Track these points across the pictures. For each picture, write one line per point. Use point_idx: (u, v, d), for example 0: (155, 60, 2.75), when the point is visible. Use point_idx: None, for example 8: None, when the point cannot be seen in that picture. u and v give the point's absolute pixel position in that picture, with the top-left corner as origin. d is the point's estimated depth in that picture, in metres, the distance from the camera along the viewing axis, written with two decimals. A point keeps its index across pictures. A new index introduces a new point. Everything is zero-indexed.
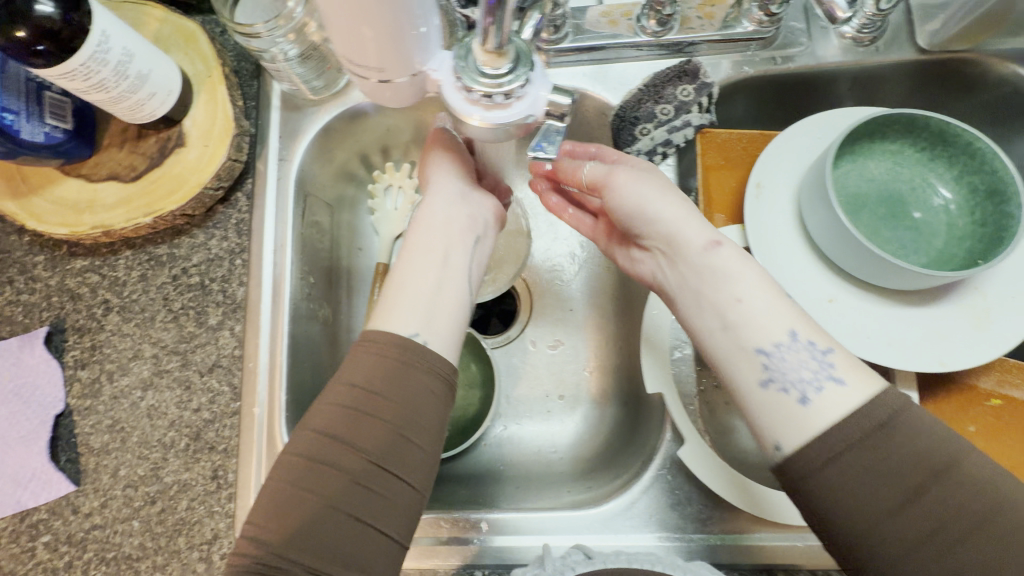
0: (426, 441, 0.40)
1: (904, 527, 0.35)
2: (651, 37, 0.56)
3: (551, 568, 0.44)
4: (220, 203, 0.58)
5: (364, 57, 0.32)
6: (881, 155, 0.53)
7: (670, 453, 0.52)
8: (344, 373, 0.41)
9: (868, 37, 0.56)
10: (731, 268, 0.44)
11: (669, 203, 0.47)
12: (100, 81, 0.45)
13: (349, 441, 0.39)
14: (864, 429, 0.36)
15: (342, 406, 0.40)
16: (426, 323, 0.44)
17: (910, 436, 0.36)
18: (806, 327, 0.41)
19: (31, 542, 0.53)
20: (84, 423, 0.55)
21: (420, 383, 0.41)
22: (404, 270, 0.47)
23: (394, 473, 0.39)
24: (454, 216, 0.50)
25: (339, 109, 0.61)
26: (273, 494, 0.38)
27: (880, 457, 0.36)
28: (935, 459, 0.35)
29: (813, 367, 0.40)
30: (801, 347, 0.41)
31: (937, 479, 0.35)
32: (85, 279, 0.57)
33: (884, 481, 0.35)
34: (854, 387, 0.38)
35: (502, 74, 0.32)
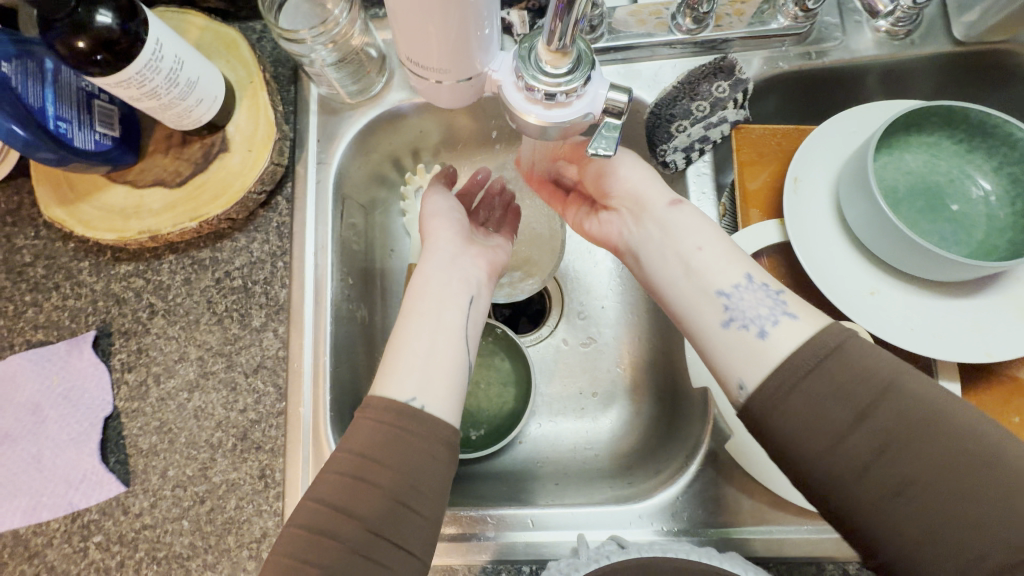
0: (429, 509, 0.39)
1: (859, 448, 0.35)
2: (686, 34, 0.57)
3: (584, 557, 0.46)
4: (261, 206, 0.59)
5: (428, 58, 0.33)
6: (918, 148, 0.53)
7: (713, 448, 0.52)
8: (346, 439, 0.41)
9: (903, 30, 0.56)
10: (690, 223, 0.48)
11: (639, 168, 0.52)
12: (153, 89, 0.46)
13: (348, 510, 0.38)
14: (815, 357, 0.38)
15: (344, 474, 0.39)
16: (422, 386, 0.43)
17: (853, 357, 0.37)
18: (760, 273, 0.45)
19: (83, 542, 0.54)
20: (132, 425, 0.56)
21: (417, 450, 0.40)
22: (403, 334, 0.47)
23: (397, 542, 0.38)
24: (447, 267, 0.51)
25: (375, 112, 0.61)
26: (279, 566, 0.37)
27: (826, 379, 0.37)
28: (878, 377, 0.36)
29: (768, 304, 0.42)
30: (756, 288, 0.43)
31: (882, 396, 0.36)
32: (130, 283, 0.58)
33: (833, 403, 0.36)
34: (807, 320, 0.41)
35: (564, 73, 0.32)
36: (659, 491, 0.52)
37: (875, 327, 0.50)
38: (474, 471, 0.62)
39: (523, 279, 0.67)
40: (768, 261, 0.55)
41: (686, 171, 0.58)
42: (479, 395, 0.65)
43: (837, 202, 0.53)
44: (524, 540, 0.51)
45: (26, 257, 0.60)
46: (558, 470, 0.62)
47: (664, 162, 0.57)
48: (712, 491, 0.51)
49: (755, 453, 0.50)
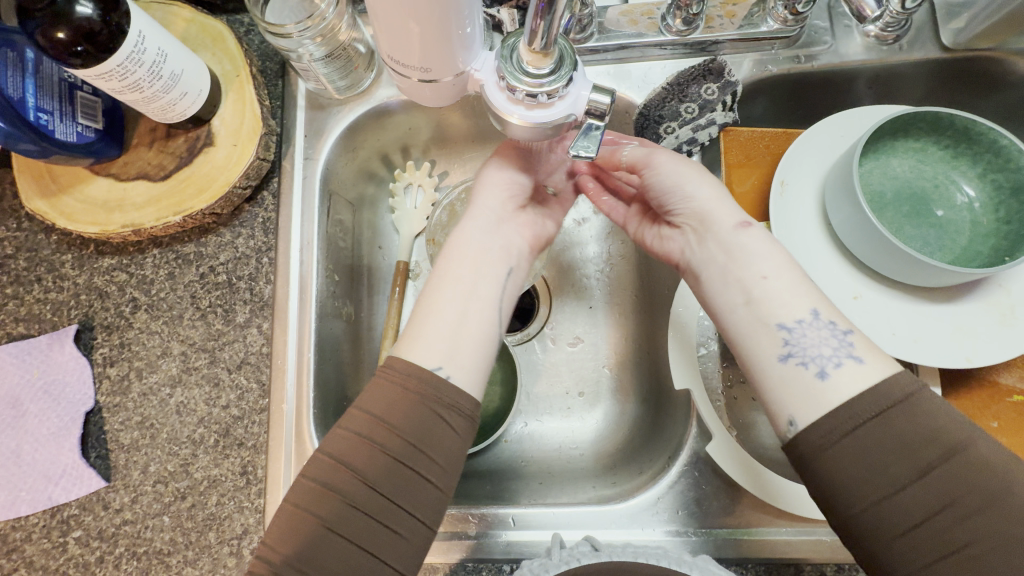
0: (439, 480, 0.40)
1: (913, 502, 0.36)
2: (676, 36, 0.56)
3: (556, 557, 0.46)
4: (246, 201, 0.58)
5: (409, 56, 0.33)
6: (904, 153, 0.53)
7: (695, 449, 0.52)
8: (362, 400, 0.41)
9: (892, 36, 0.56)
10: (758, 249, 0.46)
11: (711, 185, 0.49)
12: (136, 82, 0.45)
13: (355, 468, 0.39)
14: (886, 406, 0.38)
15: (358, 436, 0.40)
16: (450, 357, 0.43)
17: (923, 415, 0.37)
18: (828, 309, 0.44)
19: (63, 537, 0.53)
20: (113, 420, 0.55)
21: (437, 420, 0.40)
22: (433, 296, 0.47)
23: (405, 505, 0.39)
24: (487, 236, 0.50)
25: (363, 108, 0.61)
26: (289, 513, 0.39)
27: (893, 432, 0.37)
28: (948, 441, 0.36)
29: (834, 344, 0.42)
30: (823, 326, 0.43)
31: (948, 459, 0.36)
32: (113, 277, 0.58)
33: (897, 459, 0.36)
34: (874, 365, 0.40)
35: (546, 74, 0.32)
36: (641, 492, 0.52)
37: None
38: None
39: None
40: None
41: None
42: None
43: (823, 206, 0.53)
44: (506, 538, 0.51)
45: (7, 249, 0.59)
46: (543, 470, 0.62)
47: None
48: (694, 492, 0.51)
49: (736, 454, 0.51)
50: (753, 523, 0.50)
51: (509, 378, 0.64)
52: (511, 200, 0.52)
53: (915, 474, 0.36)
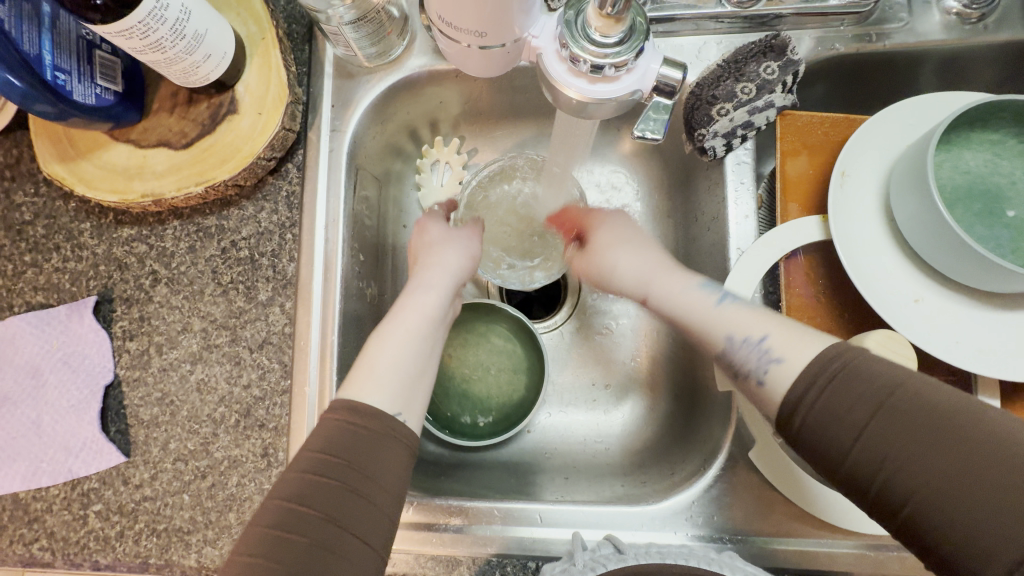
0: (391, 507, 0.39)
1: (867, 457, 0.32)
2: (736, 7, 0.51)
3: (580, 562, 0.44)
4: (270, 173, 0.56)
5: (462, 19, 0.30)
6: (979, 145, 0.49)
7: (733, 452, 0.50)
8: (307, 440, 0.40)
9: (976, 13, 0.51)
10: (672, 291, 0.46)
11: (627, 246, 0.51)
12: (157, 41, 0.42)
13: (312, 506, 0.37)
14: (817, 374, 0.35)
15: (311, 471, 0.38)
16: (407, 402, 0.44)
17: (860, 367, 0.34)
18: (742, 321, 0.42)
19: (83, 510, 0.53)
20: (133, 395, 0.54)
21: (386, 445, 0.41)
22: (377, 348, 0.47)
23: (361, 536, 0.37)
24: (441, 300, 0.51)
25: (393, 78, 0.58)
26: (239, 568, 0.35)
27: (831, 389, 0.34)
28: (887, 382, 0.33)
29: (754, 356, 0.40)
30: (739, 346, 0.41)
31: (894, 402, 0.32)
32: (133, 248, 0.56)
33: (838, 413, 0.33)
34: (792, 361, 0.37)
35: (613, 43, 0.28)
36: (675, 493, 0.50)
37: (918, 337, 0.47)
38: (480, 460, 0.60)
39: (543, 264, 0.62)
40: (804, 260, 0.52)
41: (724, 160, 0.53)
42: (489, 381, 0.62)
43: (885, 201, 0.50)
44: (531, 536, 0.50)
45: (26, 215, 0.57)
46: (567, 464, 0.60)
47: (702, 148, 0.53)
48: (729, 497, 0.49)
49: (779, 460, 0.48)
50: (791, 532, 0.48)
51: (535, 368, 0.62)
52: (464, 270, 0.55)
53: (861, 425, 0.33)
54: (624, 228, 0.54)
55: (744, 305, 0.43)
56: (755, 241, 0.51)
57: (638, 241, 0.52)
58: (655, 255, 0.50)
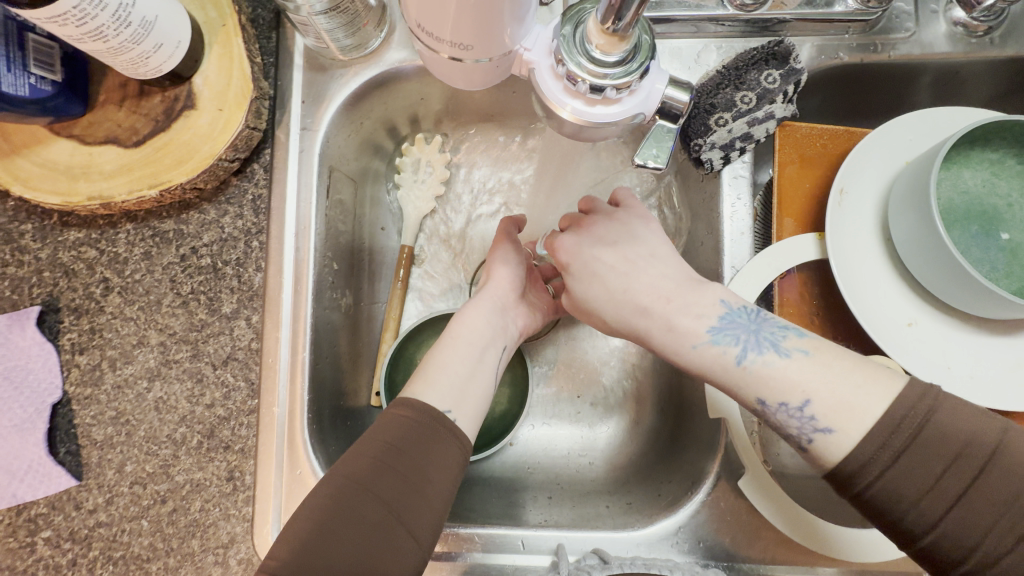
0: (438, 507, 0.38)
1: (965, 515, 0.33)
2: (738, 10, 0.48)
3: (565, 572, 0.45)
4: (233, 174, 0.51)
5: (443, 28, 0.26)
6: (978, 164, 0.47)
7: (723, 478, 0.49)
8: (372, 430, 0.40)
9: (983, 27, 0.49)
10: (689, 338, 0.41)
11: (604, 271, 0.45)
12: (98, 29, 0.37)
13: (370, 488, 0.37)
14: (887, 446, 0.34)
15: (373, 458, 0.38)
16: (459, 401, 0.43)
17: (941, 433, 0.33)
18: (774, 385, 0.39)
19: (31, 537, 0.49)
20: (84, 413, 0.50)
21: (444, 445, 0.40)
22: (444, 351, 0.46)
23: (408, 527, 0.36)
24: (495, 311, 0.49)
25: (370, 73, 0.53)
26: (293, 536, 0.36)
27: (914, 464, 0.33)
28: (976, 453, 0.33)
29: (796, 423, 0.38)
30: (776, 411, 0.39)
31: (982, 470, 0.33)
32: (81, 253, 0.51)
33: (924, 489, 0.33)
34: (842, 434, 0.36)
35: (615, 63, 0.25)
36: (662, 518, 0.49)
37: (912, 362, 0.46)
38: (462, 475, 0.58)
39: None
40: (797, 278, 0.50)
41: (721, 173, 0.51)
42: None
43: (883, 220, 0.48)
44: (516, 563, 0.48)
45: None
46: (550, 481, 0.58)
47: (699, 159, 0.51)
48: (717, 523, 0.48)
49: (770, 487, 0.47)
50: (776, 558, 0.47)
51: (518, 380, 0.60)
52: (510, 286, 0.52)
53: (944, 501, 0.33)
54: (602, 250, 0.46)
55: (776, 359, 0.39)
56: (750, 259, 0.50)
57: (610, 266, 0.45)
58: (649, 289, 0.43)
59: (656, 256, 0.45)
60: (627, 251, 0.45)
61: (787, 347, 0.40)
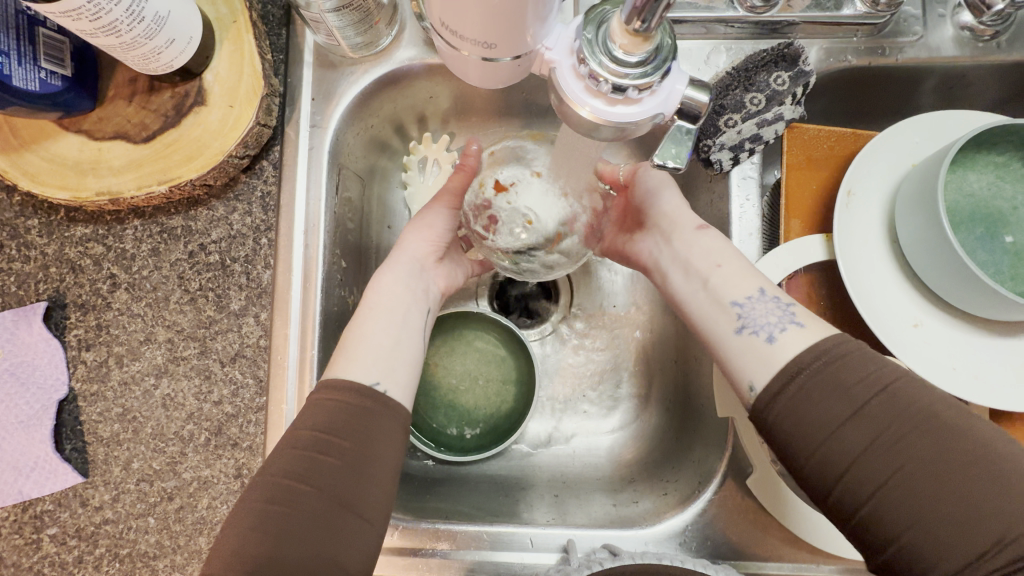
0: (381, 487, 0.38)
1: (851, 439, 0.34)
2: (749, 12, 0.49)
3: (575, 564, 0.45)
4: (243, 171, 0.51)
5: (467, 27, 0.26)
6: (983, 167, 0.47)
7: (732, 477, 0.49)
8: (300, 420, 0.40)
9: (991, 31, 0.50)
10: (717, 242, 0.46)
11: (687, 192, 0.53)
12: (111, 24, 0.37)
13: (304, 481, 0.37)
14: (809, 362, 0.36)
15: (303, 449, 0.38)
16: (387, 371, 0.43)
17: (856, 362, 0.36)
18: (774, 286, 0.42)
19: (36, 534, 0.49)
20: (91, 410, 0.50)
21: (372, 420, 0.40)
22: (364, 320, 0.46)
23: (359, 512, 0.37)
24: (412, 280, 0.50)
25: (380, 71, 0.53)
26: (238, 544, 0.35)
27: (817, 380, 0.36)
28: (872, 379, 0.35)
29: (778, 314, 0.40)
30: (769, 300, 0.41)
31: (879, 395, 0.34)
32: (88, 249, 0.51)
33: (822, 406, 0.35)
34: (813, 329, 0.39)
35: (638, 61, 0.26)
36: (669, 517, 0.49)
37: (917, 363, 0.46)
38: (470, 474, 0.58)
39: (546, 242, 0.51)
40: (804, 279, 0.51)
41: (730, 173, 0.51)
42: (477, 392, 0.59)
43: (890, 221, 0.48)
44: (523, 561, 0.48)
45: None
46: (556, 479, 0.58)
47: (708, 160, 0.51)
48: (724, 520, 0.49)
49: (777, 487, 0.48)
50: (782, 556, 0.48)
51: (524, 378, 0.60)
52: (430, 248, 0.52)
53: (840, 420, 0.34)
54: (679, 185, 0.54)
55: None
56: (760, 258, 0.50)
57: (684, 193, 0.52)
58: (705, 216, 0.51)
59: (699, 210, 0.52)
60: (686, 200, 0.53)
61: None
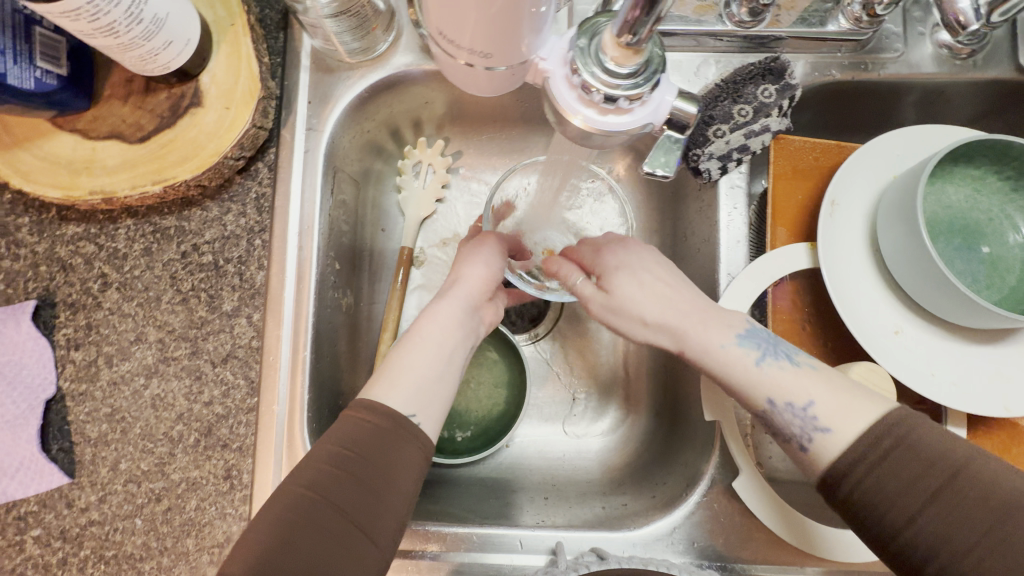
0: (397, 512, 0.38)
1: (933, 524, 0.33)
2: (738, 27, 0.50)
3: (562, 566, 0.46)
4: (237, 173, 0.51)
5: (462, 35, 0.27)
6: (960, 180, 0.49)
7: (719, 481, 0.50)
8: (330, 434, 0.40)
9: (968, 49, 0.51)
10: (711, 361, 0.43)
11: (653, 278, 0.46)
12: (110, 24, 0.37)
13: (327, 499, 0.36)
14: (863, 458, 0.36)
15: (330, 465, 0.38)
16: (423, 404, 0.43)
17: (917, 444, 0.35)
18: (781, 388, 0.41)
19: (20, 536, 0.48)
20: (78, 410, 0.49)
21: (399, 451, 0.40)
22: (410, 351, 0.45)
23: (369, 535, 0.36)
24: (463, 315, 0.48)
25: (376, 76, 0.54)
26: (244, 552, 0.34)
27: (887, 465, 0.35)
28: (947, 461, 0.34)
29: (798, 421, 0.40)
30: (782, 410, 0.41)
31: (957, 478, 0.34)
32: (79, 248, 0.51)
33: (887, 505, 0.35)
34: (840, 434, 0.38)
35: (629, 74, 0.27)
36: (657, 518, 0.50)
37: (899, 370, 0.47)
38: (459, 477, 0.58)
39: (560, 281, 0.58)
40: (789, 286, 0.52)
41: (718, 183, 0.53)
42: (468, 395, 0.60)
43: (872, 230, 0.50)
44: (513, 562, 0.49)
45: None
46: (546, 482, 0.58)
47: (697, 169, 0.53)
48: (711, 523, 0.49)
49: (765, 492, 0.48)
50: (768, 559, 0.49)
51: (516, 382, 0.60)
52: (482, 285, 0.50)
53: (906, 517, 0.34)
54: (636, 251, 0.48)
55: (788, 365, 0.42)
56: (745, 267, 0.52)
57: (666, 276, 0.46)
58: (696, 304, 0.45)
59: (680, 285, 0.46)
60: (670, 278, 0.46)
61: (799, 359, 0.42)
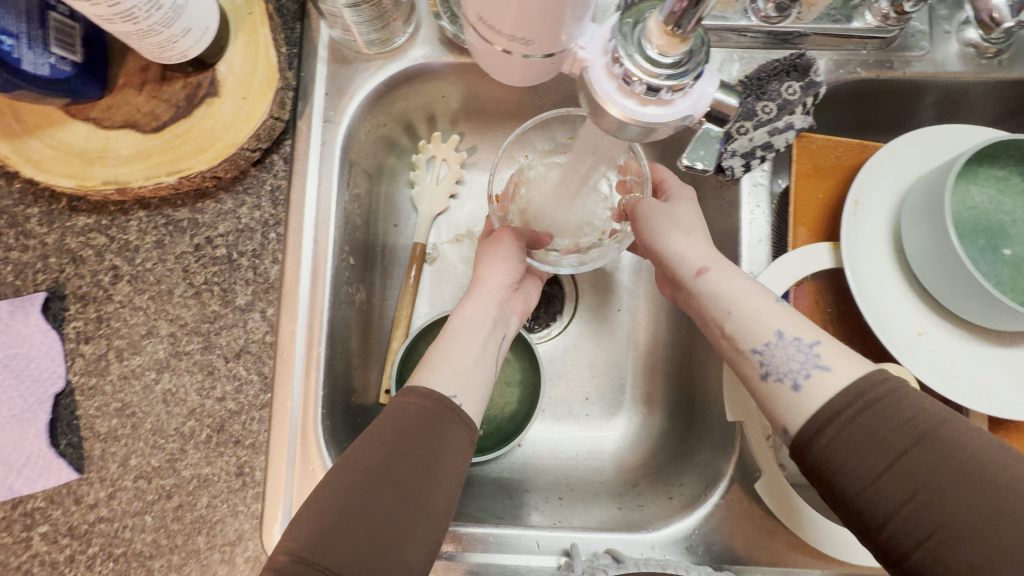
0: (450, 488, 0.37)
1: (894, 486, 0.33)
2: (764, 22, 0.49)
3: (579, 570, 0.45)
4: (252, 165, 0.51)
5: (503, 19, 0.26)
6: (984, 181, 0.48)
7: (738, 483, 0.49)
8: (382, 418, 0.40)
9: (994, 49, 0.51)
10: (723, 289, 0.44)
11: (692, 224, 0.49)
12: (130, 10, 0.36)
13: (382, 476, 0.36)
14: (840, 413, 0.36)
15: (384, 442, 0.37)
16: (463, 386, 0.43)
17: (892, 407, 0.35)
18: (792, 325, 0.41)
19: (26, 532, 0.47)
20: (87, 404, 0.48)
21: (452, 430, 0.40)
22: (448, 344, 0.46)
23: (425, 510, 0.36)
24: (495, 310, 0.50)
25: (395, 68, 0.53)
26: (303, 529, 0.34)
27: (860, 427, 0.35)
28: (917, 424, 0.34)
29: (800, 357, 0.40)
30: (788, 344, 0.40)
31: (924, 440, 0.33)
32: (90, 239, 0.50)
33: (864, 453, 0.34)
34: (840, 372, 0.38)
35: (674, 62, 0.26)
36: (676, 520, 0.49)
37: (923, 372, 0.47)
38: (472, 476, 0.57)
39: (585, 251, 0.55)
40: (810, 286, 0.51)
41: (741, 180, 0.52)
42: None
43: (895, 231, 0.49)
44: (529, 564, 0.48)
45: None
46: (560, 483, 0.57)
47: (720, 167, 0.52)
48: (730, 525, 0.49)
49: (784, 494, 0.48)
50: (787, 562, 0.48)
51: (529, 380, 0.59)
52: (507, 279, 0.52)
53: (871, 476, 0.34)
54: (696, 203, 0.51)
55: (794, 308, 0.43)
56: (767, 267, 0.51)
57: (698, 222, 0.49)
58: None
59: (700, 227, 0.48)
60: (699, 226, 0.49)
61: None
